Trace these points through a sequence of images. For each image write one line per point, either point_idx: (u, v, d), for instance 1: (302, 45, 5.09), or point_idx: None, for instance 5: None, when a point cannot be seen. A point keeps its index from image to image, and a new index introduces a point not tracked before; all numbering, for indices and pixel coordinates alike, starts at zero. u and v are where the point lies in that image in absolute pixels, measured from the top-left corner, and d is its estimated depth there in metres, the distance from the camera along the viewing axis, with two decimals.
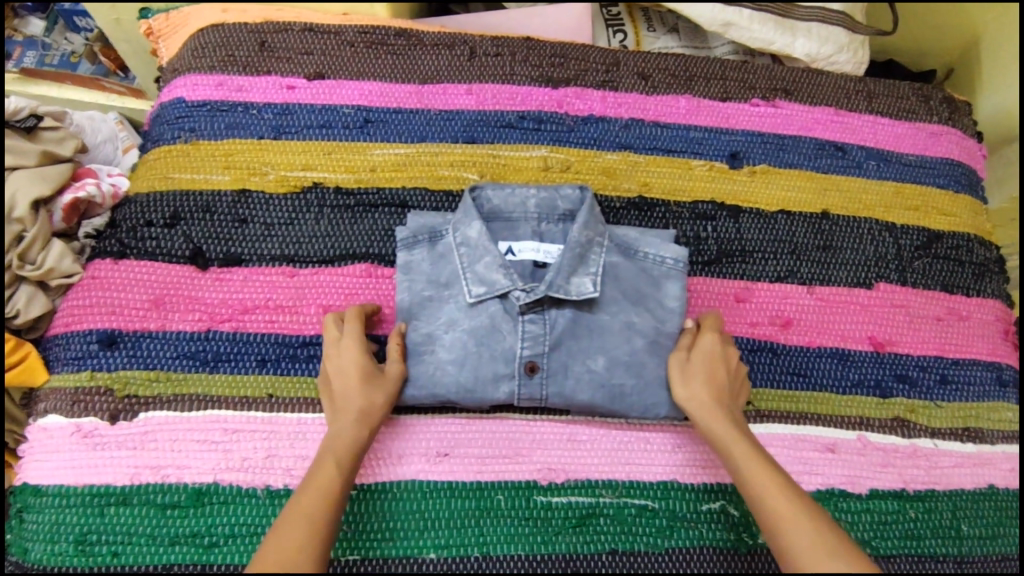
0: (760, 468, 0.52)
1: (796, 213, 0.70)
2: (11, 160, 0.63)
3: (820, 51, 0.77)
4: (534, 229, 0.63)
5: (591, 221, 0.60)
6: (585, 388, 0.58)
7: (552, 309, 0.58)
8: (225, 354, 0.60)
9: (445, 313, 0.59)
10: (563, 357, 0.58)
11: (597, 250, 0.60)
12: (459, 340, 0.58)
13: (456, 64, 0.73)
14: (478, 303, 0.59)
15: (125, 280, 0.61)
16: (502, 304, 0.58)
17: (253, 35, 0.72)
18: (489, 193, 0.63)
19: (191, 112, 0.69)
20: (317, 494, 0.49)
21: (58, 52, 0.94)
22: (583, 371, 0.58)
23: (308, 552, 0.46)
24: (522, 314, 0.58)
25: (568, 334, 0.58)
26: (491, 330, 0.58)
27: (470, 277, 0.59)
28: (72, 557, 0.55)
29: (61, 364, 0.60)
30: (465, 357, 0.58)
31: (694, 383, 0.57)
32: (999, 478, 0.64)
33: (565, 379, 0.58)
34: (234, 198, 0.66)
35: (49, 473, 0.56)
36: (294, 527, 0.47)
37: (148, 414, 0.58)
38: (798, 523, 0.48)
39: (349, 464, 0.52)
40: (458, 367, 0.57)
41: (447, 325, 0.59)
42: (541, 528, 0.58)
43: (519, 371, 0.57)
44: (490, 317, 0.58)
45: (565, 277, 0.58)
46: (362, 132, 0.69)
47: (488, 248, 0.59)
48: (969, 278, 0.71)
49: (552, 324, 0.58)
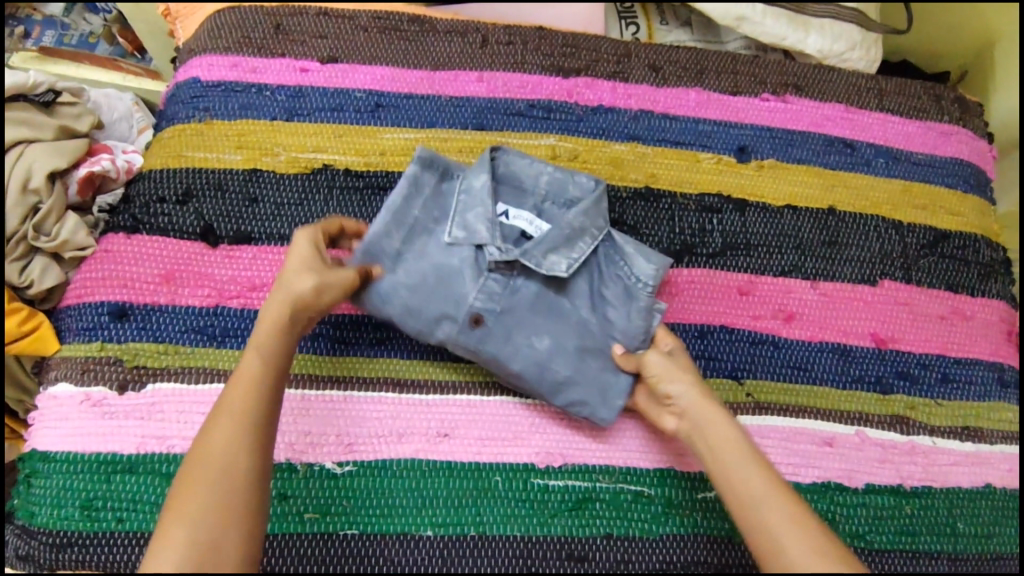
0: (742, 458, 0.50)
1: (803, 209, 0.71)
2: (31, 133, 0.65)
3: (833, 48, 0.77)
4: (535, 205, 0.64)
5: (594, 213, 0.61)
6: (518, 359, 0.58)
7: (520, 278, 0.59)
8: (233, 329, 0.61)
9: (420, 242, 0.59)
10: (509, 325, 0.58)
11: (588, 241, 0.60)
12: (423, 268, 0.58)
13: (468, 51, 0.73)
14: (455, 243, 0.58)
15: (136, 253, 0.63)
16: (477, 255, 0.58)
17: (269, 18, 0.73)
18: (510, 158, 0.63)
19: (206, 92, 0.70)
20: (240, 389, 0.49)
21: (77, 32, 0.97)
22: (523, 345, 0.58)
23: (234, 442, 0.46)
24: (490, 270, 0.58)
25: (525, 306, 0.58)
26: (454, 271, 0.58)
27: (457, 220, 0.59)
28: (77, 522, 0.56)
29: (72, 334, 0.61)
30: (421, 285, 0.57)
31: (682, 378, 0.55)
32: (996, 477, 0.65)
33: (503, 346, 0.58)
34: (246, 177, 0.67)
35: (58, 439, 0.58)
36: (221, 426, 0.47)
37: (156, 386, 0.59)
38: (795, 529, 0.45)
39: (275, 360, 0.51)
40: (410, 292, 0.57)
41: (418, 253, 0.58)
42: (537, 510, 0.58)
43: (463, 321, 0.57)
44: (460, 261, 0.58)
45: (544, 250, 0.58)
46: (373, 116, 0.70)
47: (487, 201, 0.59)
48: (974, 279, 0.71)
49: (515, 290, 0.58)
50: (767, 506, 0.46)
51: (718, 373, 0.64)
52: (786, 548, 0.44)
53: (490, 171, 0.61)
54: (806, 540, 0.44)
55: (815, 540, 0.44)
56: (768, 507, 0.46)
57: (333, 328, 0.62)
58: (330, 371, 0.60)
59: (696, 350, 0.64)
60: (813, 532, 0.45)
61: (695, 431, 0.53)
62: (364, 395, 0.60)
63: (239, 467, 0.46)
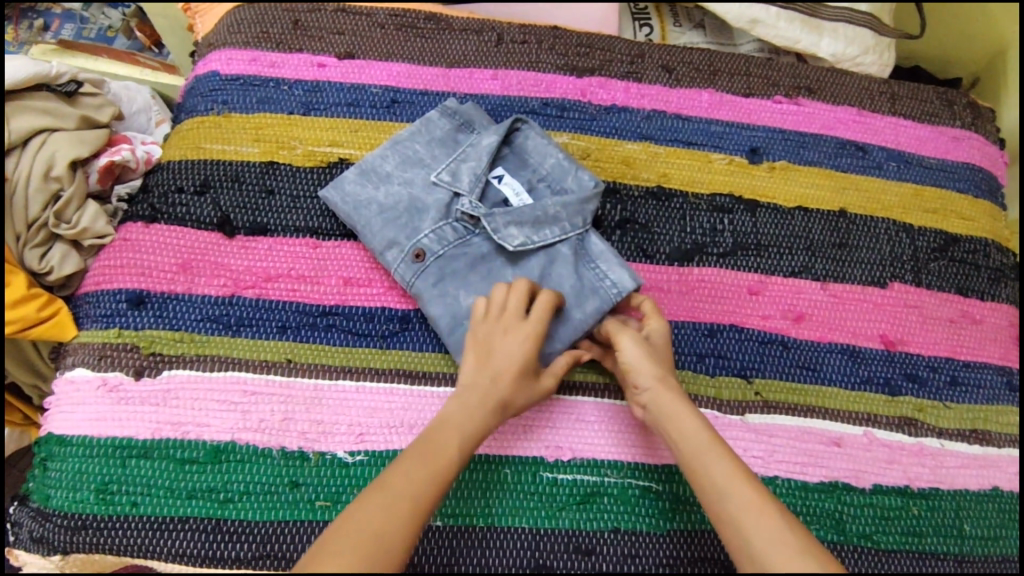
0: (697, 435, 0.53)
1: (814, 211, 0.71)
2: (52, 121, 0.65)
3: (845, 52, 0.77)
4: (528, 179, 0.67)
5: (575, 209, 0.63)
6: (438, 305, 0.61)
7: (476, 235, 0.64)
8: (248, 319, 0.62)
9: (411, 174, 0.66)
10: (443, 270, 0.62)
11: (555, 229, 0.63)
12: (401, 197, 0.64)
13: (483, 48, 0.74)
14: (437, 186, 0.65)
15: (154, 242, 0.63)
16: (450, 202, 0.64)
17: (288, 14, 0.74)
18: (528, 134, 0.68)
19: (224, 85, 0.71)
20: (427, 465, 0.50)
21: (94, 26, 0.99)
22: (449, 293, 0.61)
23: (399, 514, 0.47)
24: (454, 216, 0.64)
25: (465, 260, 0.63)
26: (424, 208, 0.64)
27: (449, 165, 0.65)
28: (92, 505, 0.57)
29: (90, 321, 0.62)
30: (394, 207, 0.64)
31: (648, 371, 0.57)
32: (1004, 480, 0.65)
33: (431, 287, 0.62)
34: (263, 170, 0.67)
35: (74, 423, 0.58)
36: (388, 493, 0.48)
37: (172, 373, 0.60)
38: (759, 519, 0.47)
39: (466, 456, 0.52)
40: (380, 209, 0.64)
41: (405, 182, 0.65)
42: (545, 503, 0.59)
43: (409, 253, 0.62)
44: (433, 201, 0.64)
45: (505, 220, 0.62)
46: (389, 111, 0.71)
47: (481, 158, 0.65)
48: (985, 283, 0.71)
49: (463, 243, 0.63)
50: (732, 497, 0.49)
51: (727, 372, 0.64)
52: (751, 538, 0.47)
53: (501, 137, 0.66)
54: (774, 531, 0.47)
55: (777, 528, 0.47)
56: (732, 500, 0.49)
57: (347, 320, 0.63)
58: (343, 361, 0.61)
59: (706, 348, 0.65)
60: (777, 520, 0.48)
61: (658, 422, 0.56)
62: (376, 386, 0.60)
63: (396, 544, 0.45)
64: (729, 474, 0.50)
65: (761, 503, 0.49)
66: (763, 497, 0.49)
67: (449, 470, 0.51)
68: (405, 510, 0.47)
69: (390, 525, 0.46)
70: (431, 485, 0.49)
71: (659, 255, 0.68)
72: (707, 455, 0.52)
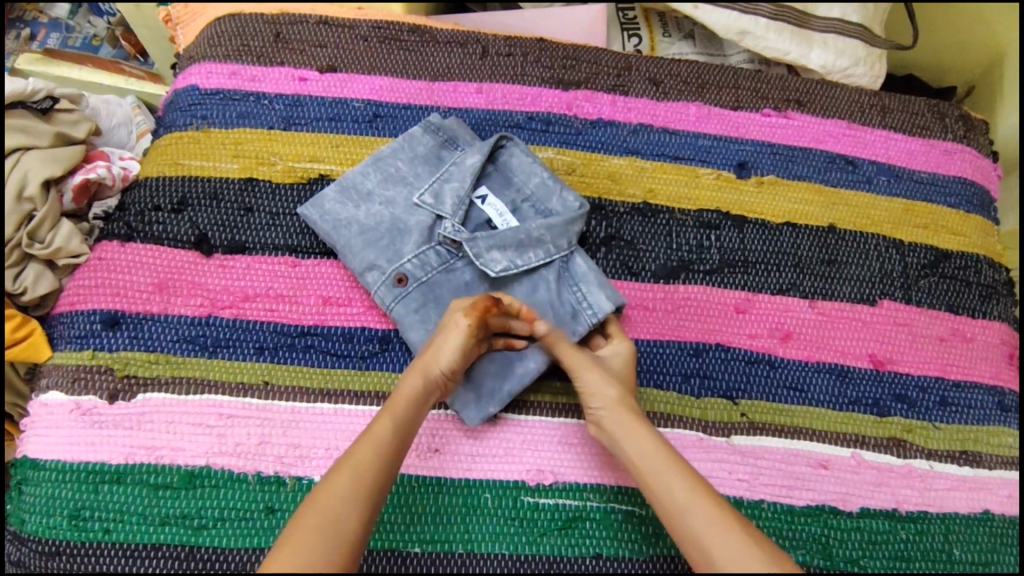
0: (657, 455, 0.53)
1: (803, 226, 0.70)
2: (26, 139, 0.64)
3: (836, 64, 0.76)
4: (512, 200, 0.66)
5: (560, 231, 0.63)
6: (419, 331, 0.60)
7: (460, 260, 0.63)
8: (225, 340, 0.61)
9: (394, 193, 0.65)
10: (425, 296, 0.62)
11: (540, 252, 0.63)
12: (383, 218, 0.64)
13: (468, 62, 0.73)
14: (420, 207, 0.64)
15: (129, 261, 0.62)
16: (433, 224, 0.64)
17: (269, 26, 0.73)
18: (512, 151, 0.67)
19: (204, 99, 0.70)
20: (365, 447, 0.51)
21: (80, 35, 0.98)
22: (431, 319, 0.61)
23: (358, 502, 0.48)
24: (438, 240, 0.63)
25: (449, 285, 0.63)
26: (405, 230, 0.63)
27: (432, 185, 0.64)
28: (65, 531, 0.56)
29: (64, 342, 0.61)
30: (376, 228, 0.63)
31: (604, 392, 0.56)
32: (995, 503, 0.63)
33: (413, 313, 0.61)
34: (241, 186, 0.66)
35: (48, 447, 0.57)
36: (338, 482, 0.48)
37: (146, 396, 0.59)
38: (720, 533, 0.48)
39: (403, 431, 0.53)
40: (361, 229, 0.63)
41: (387, 201, 0.64)
42: (526, 528, 0.58)
43: (389, 275, 0.61)
44: (414, 222, 0.64)
45: (488, 245, 0.61)
46: (371, 126, 0.70)
47: (465, 179, 0.64)
48: (975, 300, 0.70)
49: (447, 269, 0.63)
50: (692, 511, 0.50)
51: (712, 393, 0.63)
52: (718, 560, 0.47)
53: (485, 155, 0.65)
54: (734, 542, 0.48)
55: (738, 540, 0.48)
56: (697, 518, 0.49)
57: (326, 340, 0.62)
58: (320, 383, 0.60)
59: (691, 368, 0.64)
60: (735, 529, 0.48)
61: (614, 443, 0.55)
62: (356, 409, 0.59)
63: (347, 529, 0.47)
64: (691, 492, 0.50)
65: (722, 518, 0.49)
66: (725, 512, 0.50)
67: (391, 442, 0.52)
68: (358, 480, 0.49)
69: (345, 518, 0.47)
70: (378, 459, 0.50)
71: (644, 272, 0.67)
72: (667, 473, 0.52)
